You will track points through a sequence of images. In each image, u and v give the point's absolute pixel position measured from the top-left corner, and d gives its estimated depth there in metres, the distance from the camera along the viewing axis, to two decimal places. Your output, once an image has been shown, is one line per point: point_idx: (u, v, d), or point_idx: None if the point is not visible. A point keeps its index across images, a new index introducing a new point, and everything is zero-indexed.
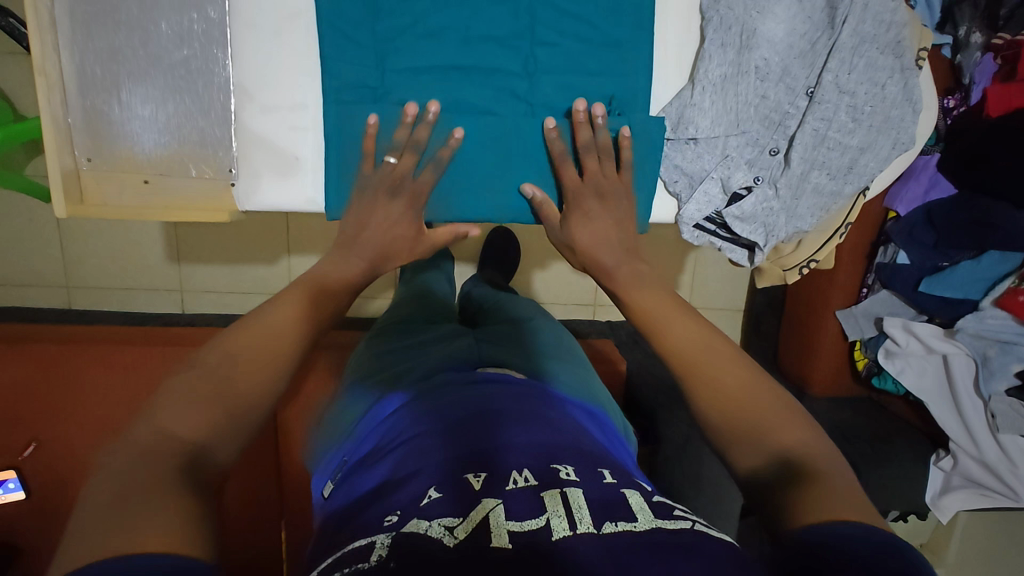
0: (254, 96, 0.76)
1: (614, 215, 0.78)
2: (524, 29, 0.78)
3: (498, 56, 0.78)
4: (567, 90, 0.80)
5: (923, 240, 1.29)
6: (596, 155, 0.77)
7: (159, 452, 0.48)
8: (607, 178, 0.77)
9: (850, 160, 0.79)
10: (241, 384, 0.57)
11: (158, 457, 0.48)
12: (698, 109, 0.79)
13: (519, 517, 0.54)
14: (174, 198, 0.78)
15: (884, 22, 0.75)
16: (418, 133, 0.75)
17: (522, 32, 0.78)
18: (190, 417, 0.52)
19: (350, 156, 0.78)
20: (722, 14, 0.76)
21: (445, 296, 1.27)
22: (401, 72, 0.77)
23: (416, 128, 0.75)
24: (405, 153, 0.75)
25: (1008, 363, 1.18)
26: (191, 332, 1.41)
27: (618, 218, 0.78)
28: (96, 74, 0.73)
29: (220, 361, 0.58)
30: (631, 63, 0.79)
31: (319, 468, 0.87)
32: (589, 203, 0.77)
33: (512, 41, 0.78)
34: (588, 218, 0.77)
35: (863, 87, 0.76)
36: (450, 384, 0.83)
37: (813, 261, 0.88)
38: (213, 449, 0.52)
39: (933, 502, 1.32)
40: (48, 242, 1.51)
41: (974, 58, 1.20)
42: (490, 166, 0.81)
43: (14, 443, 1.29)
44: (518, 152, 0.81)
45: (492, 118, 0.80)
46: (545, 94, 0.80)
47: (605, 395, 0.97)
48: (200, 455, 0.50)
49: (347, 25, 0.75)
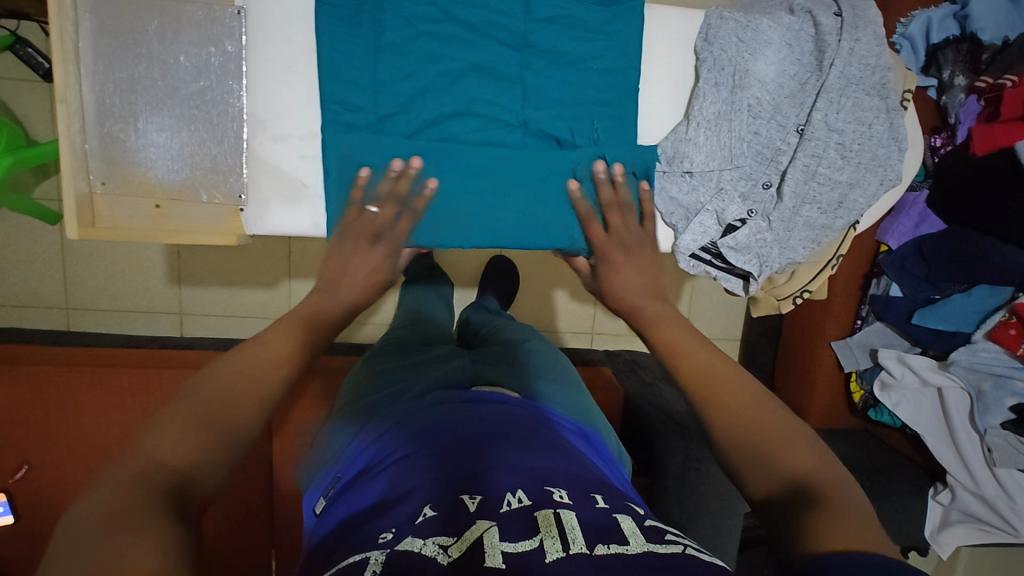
0: (267, 125, 0.79)
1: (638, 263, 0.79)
2: (522, 78, 0.82)
3: (484, 178, 0.82)
4: (552, 217, 0.83)
5: (914, 272, 1.31)
6: (619, 210, 0.81)
7: (149, 475, 0.49)
8: (630, 231, 0.81)
9: (840, 195, 0.81)
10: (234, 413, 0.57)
11: (148, 479, 0.49)
12: (692, 143, 0.82)
13: (512, 539, 0.53)
14: (183, 222, 0.80)
15: (870, 65, 0.79)
16: (399, 186, 0.78)
17: (522, 83, 0.82)
18: (178, 443, 0.52)
19: (332, 152, 0.78)
20: (715, 55, 0.80)
21: (441, 321, 1.30)
22: (397, 100, 0.79)
23: (398, 181, 0.78)
24: (385, 204, 0.79)
25: (1002, 397, 1.20)
26: (78, 351, 1.39)
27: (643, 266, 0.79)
28: (115, 103, 0.75)
29: (212, 391, 0.58)
30: (627, 106, 0.83)
31: (310, 487, 0.89)
32: (616, 255, 0.80)
33: (510, 97, 0.82)
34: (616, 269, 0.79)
35: (850, 126, 0.79)
36: (439, 407, 0.83)
37: (807, 291, 0.90)
38: (203, 473, 0.52)
39: (933, 537, 1.31)
40: (52, 264, 1.52)
41: (958, 99, 1.25)
42: (468, 168, 0.81)
43: (6, 466, 1.28)
44: (497, 213, 0.83)
45: (480, 169, 0.82)
46: (532, 217, 0.83)
47: (598, 416, 1.02)
48: (187, 479, 0.51)
49: (353, 148, 0.78)
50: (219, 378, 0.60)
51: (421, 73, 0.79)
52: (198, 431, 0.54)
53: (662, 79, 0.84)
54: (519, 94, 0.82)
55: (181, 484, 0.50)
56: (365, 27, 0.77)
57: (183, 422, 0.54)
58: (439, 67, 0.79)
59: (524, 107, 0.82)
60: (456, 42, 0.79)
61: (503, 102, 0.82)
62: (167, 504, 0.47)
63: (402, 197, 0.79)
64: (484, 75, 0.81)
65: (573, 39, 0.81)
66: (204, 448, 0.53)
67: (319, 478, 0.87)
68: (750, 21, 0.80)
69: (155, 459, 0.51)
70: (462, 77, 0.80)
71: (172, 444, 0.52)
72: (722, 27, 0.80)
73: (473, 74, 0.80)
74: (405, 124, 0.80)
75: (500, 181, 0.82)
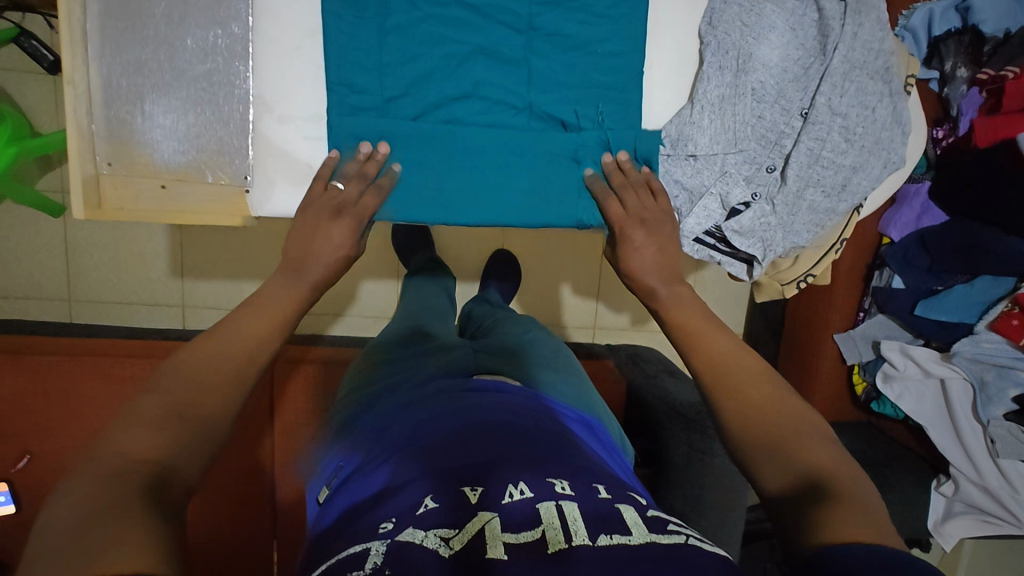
0: (274, 107, 0.79)
1: (658, 240, 0.78)
2: (527, 61, 0.82)
3: (487, 162, 0.83)
4: (557, 198, 0.84)
5: (917, 263, 1.32)
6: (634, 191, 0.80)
7: (123, 474, 0.48)
8: (647, 209, 0.79)
9: (844, 179, 0.81)
10: (202, 409, 0.58)
11: (123, 478, 0.48)
12: (697, 126, 0.82)
13: (513, 530, 0.54)
14: (189, 204, 0.80)
15: (873, 50, 0.79)
16: (366, 168, 0.78)
17: (527, 66, 0.82)
18: (149, 440, 0.52)
19: (339, 131, 0.80)
20: (719, 39, 0.80)
21: (445, 311, 1.30)
22: (403, 82, 0.80)
23: (366, 164, 0.79)
24: (352, 180, 0.77)
25: (1004, 387, 1.19)
26: (81, 342, 1.39)
27: (662, 243, 0.78)
28: (121, 85, 0.76)
29: (179, 389, 0.58)
30: (631, 88, 0.83)
31: (316, 473, 0.89)
32: (635, 233, 0.78)
33: (516, 80, 0.82)
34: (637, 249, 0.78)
35: (854, 110, 0.80)
36: (440, 397, 0.83)
37: (810, 275, 0.91)
38: (178, 467, 0.52)
39: (936, 529, 1.31)
40: (54, 256, 1.52)
41: (960, 91, 1.25)
42: (472, 150, 0.82)
43: (7, 455, 1.28)
44: (500, 197, 0.83)
45: (484, 150, 0.83)
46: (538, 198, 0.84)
47: (601, 404, 1.02)
48: (165, 475, 0.51)
49: (358, 132, 0.80)
50: (179, 378, 0.59)
51: (426, 56, 0.79)
52: (170, 428, 0.54)
53: (667, 64, 0.85)
54: (524, 76, 0.82)
55: (161, 479, 0.50)
56: (371, 11, 0.78)
57: (152, 424, 0.54)
58: (445, 50, 0.80)
59: (529, 90, 0.83)
60: (461, 25, 0.80)
61: (509, 84, 0.82)
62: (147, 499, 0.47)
63: (369, 177, 0.78)
64: (489, 58, 0.81)
65: (579, 22, 0.81)
66: (174, 443, 0.53)
67: (324, 464, 0.87)
68: (753, 5, 0.80)
69: (124, 457, 0.50)
70: (467, 59, 0.81)
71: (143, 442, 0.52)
72: (725, 11, 0.80)
73: (478, 57, 0.81)
74: (410, 106, 0.81)
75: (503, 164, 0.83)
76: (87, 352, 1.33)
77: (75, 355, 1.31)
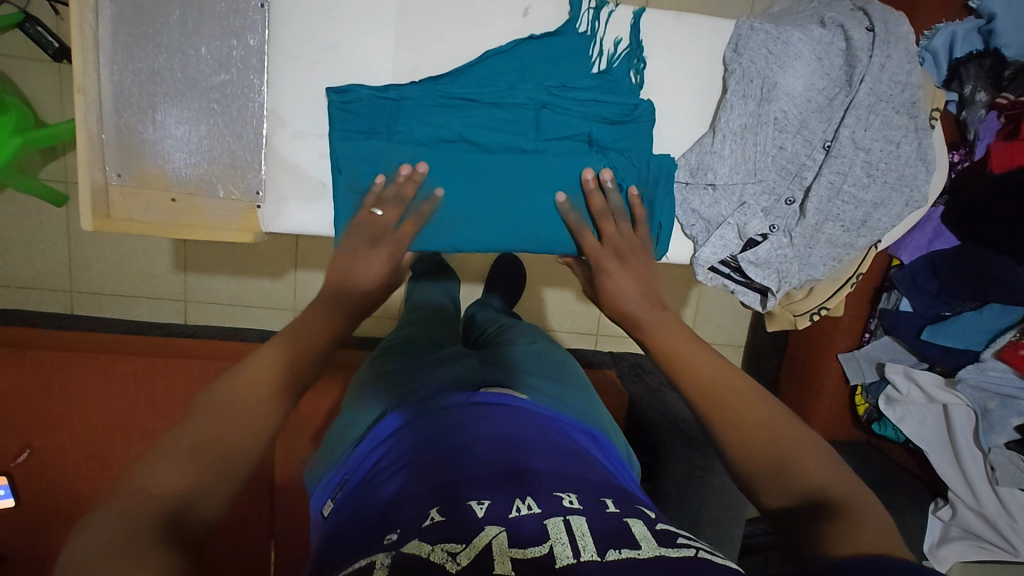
0: (287, 122, 0.78)
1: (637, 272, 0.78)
2: (540, 109, 0.79)
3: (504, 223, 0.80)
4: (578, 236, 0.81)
5: (924, 286, 1.31)
6: (612, 219, 0.80)
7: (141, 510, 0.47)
8: (624, 238, 0.80)
9: (864, 214, 0.80)
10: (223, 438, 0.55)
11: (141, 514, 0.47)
12: (717, 156, 0.81)
13: (522, 544, 0.53)
14: (198, 217, 0.79)
15: (901, 83, 0.78)
16: (406, 190, 0.77)
17: (539, 114, 0.79)
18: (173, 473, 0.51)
19: (353, 163, 0.77)
20: (744, 67, 0.80)
21: (449, 318, 1.29)
22: (410, 137, 0.77)
23: (405, 185, 0.76)
24: (391, 206, 0.77)
25: (1008, 416, 1.21)
26: (82, 337, 1.37)
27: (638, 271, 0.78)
28: (132, 93, 0.74)
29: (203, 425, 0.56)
30: (659, 179, 0.82)
31: (315, 490, 0.87)
32: (610, 264, 0.78)
33: (527, 138, 0.80)
34: (612, 278, 0.77)
35: (878, 144, 0.78)
36: (447, 411, 0.81)
37: (825, 307, 0.90)
38: (196, 501, 0.50)
39: (932, 552, 1.33)
40: (56, 246, 1.51)
41: (979, 115, 1.22)
42: (493, 217, 0.80)
43: (7, 449, 1.28)
44: (522, 232, 0.81)
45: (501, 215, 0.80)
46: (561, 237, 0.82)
47: (609, 420, 1.01)
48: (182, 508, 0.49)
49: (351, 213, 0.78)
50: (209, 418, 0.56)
51: (436, 116, 0.78)
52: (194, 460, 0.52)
53: (692, 92, 0.83)
54: (534, 184, 0.80)
55: (175, 513, 0.48)
56: (390, 34, 0.77)
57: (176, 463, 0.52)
58: (454, 108, 0.78)
59: (540, 140, 0.80)
60: (470, 84, 0.78)
61: (518, 138, 0.80)
62: (169, 538, 0.46)
63: (408, 200, 0.77)
64: (494, 157, 0.79)
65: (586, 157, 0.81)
66: (196, 474, 0.52)
67: (326, 477, 0.84)
68: (781, 33, 0.78)
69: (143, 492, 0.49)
70: (477, 190, 0.79)
71: (176, 474, 0.51)
72: (752, 37, 0.79)
73: (486, 189, 0.79)
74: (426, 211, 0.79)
75: (523, 224, 0.81)
76: (84, 347, 1.32)
77: (75, 350, 1.30)
